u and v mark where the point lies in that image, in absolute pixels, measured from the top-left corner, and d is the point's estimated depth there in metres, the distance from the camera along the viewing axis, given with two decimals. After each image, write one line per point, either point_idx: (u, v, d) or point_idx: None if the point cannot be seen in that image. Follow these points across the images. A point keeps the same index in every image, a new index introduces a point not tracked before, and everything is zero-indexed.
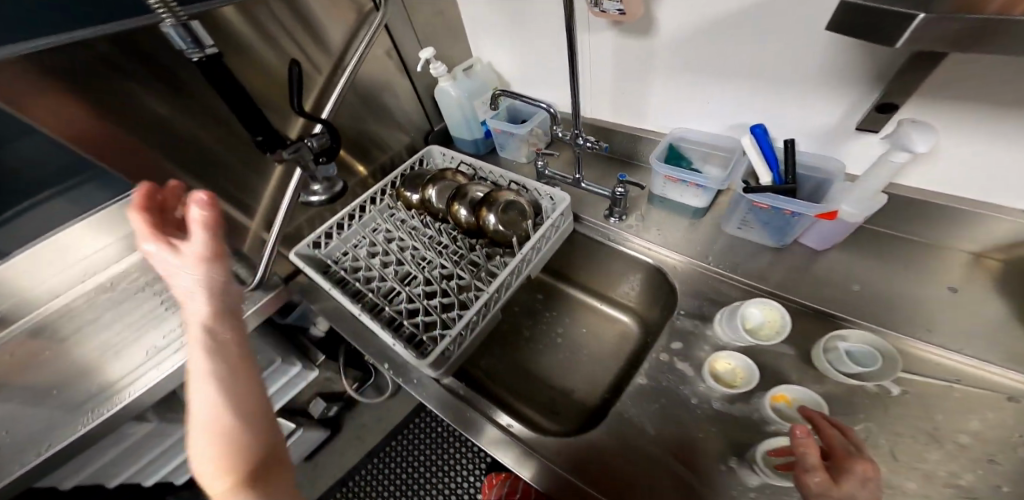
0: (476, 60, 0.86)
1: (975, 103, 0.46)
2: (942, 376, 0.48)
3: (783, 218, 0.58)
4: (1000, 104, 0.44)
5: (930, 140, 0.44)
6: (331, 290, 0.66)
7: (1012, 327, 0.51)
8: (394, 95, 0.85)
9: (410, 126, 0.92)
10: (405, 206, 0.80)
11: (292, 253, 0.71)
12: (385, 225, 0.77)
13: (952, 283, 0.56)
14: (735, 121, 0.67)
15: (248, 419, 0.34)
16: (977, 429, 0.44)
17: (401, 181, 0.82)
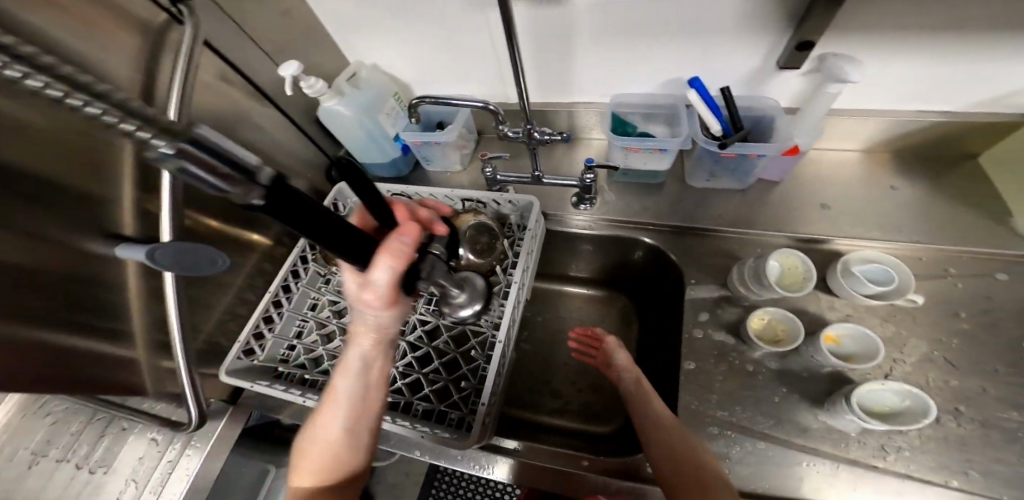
0: (358, 65, 0.66)
1: (901, 30, 0.50)
2: (935, 272, 0.60)
3: (746, 161, 0.60)
4: (922, 28, 0.49)
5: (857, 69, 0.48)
6: (305, 403, 0.53)
7: (933, 208, 0.63)
8: (265, 135, 0.63)
9: (299, 164, 0.70)
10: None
11: (224, 376, 0.55)
12: (327, 297, 0.63)
13: (886, 183, 0.66)
14: (667, 76, 0.60)
15: (353, 457, 0.41)
16: (964, 305, 0.58)
17: None
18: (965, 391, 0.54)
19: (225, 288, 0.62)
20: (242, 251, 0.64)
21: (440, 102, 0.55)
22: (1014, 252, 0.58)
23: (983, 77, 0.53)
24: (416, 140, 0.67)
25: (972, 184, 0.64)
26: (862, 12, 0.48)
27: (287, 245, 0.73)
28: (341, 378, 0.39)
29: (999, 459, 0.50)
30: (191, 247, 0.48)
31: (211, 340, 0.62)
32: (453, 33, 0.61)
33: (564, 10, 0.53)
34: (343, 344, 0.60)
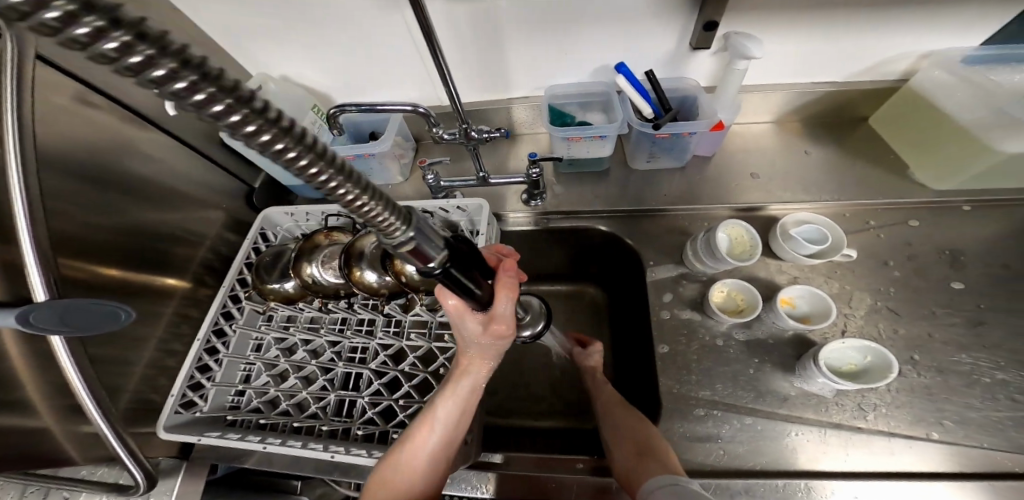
0: (264, 77, 0.64)
1: (794, 8, 0.54)
2: (861, 224, 0.65)
3: (680, 140, 0.64)
4: (811, 5, 0.54)
5: (758, 46, 0.52)
6: (267, 449, 0.46)
7: (847, 166, 0.69)
8: (161, 165, 0.56)
9: (218, 193, 0.65)
10: (282, 299, 0.55)
11: (161, 433, 0.46)
12: (270, 337, 0.55)
13: (805, 147, 0.72)
14: (596, 65, 0.64)
15: (431, 480, 0.43)
16: (885, 252, 0.63)
17: (255, 271, 0.55)
18: (915, 338, 0.58)
19: (145, 340, 0.54)
20: (150, 299, 0.55)
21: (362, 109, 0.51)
22: (911, 199, 0.65)
23: (864, 48, 0.60)
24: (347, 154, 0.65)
25: (879, 149, 0.70)
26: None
27: (212, 284, 0.64)
28: (442, 400, 0.44)
29: (964, 405, 0.53)
30: (80, 301, 0.40)
31: (139, 394, 0.53)
32: (373, 37, 0.60)
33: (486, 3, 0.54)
34: (300, 380, 0.53)
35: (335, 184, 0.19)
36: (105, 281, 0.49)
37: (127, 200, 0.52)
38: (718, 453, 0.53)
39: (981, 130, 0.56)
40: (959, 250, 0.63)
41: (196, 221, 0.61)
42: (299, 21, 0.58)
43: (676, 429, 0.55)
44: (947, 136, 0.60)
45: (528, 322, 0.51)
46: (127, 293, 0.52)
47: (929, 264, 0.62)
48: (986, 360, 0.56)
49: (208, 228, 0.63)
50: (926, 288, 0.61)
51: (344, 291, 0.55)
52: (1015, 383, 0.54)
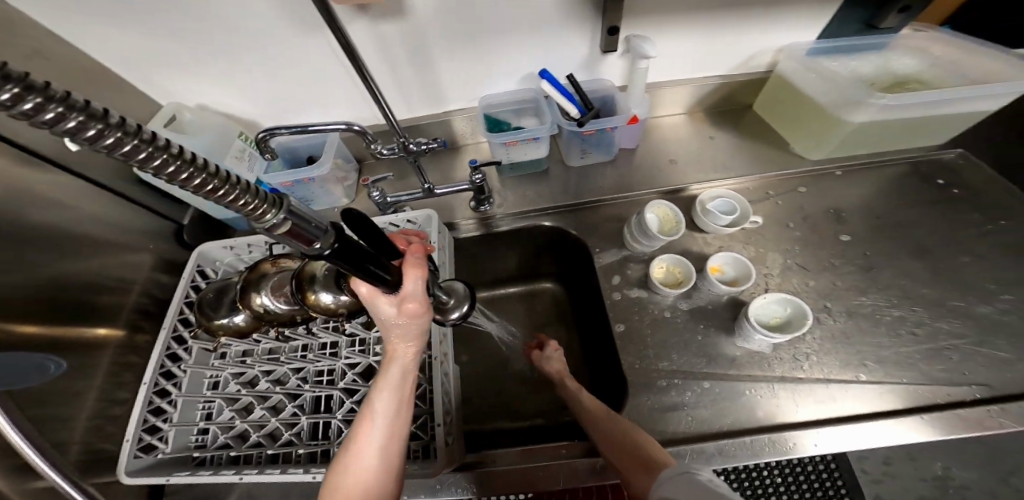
0: (178, 108, 0.63)
1: (674, 16, 0.66)
2: (762, 195, 0.76)
3: (605, 135, 0.71)
4: (686, 13, 0.66)
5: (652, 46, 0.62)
6: (244, 479, 0.44)
7: (742, 145, 0.81)
8: (80, 209, 0.52)
9: (154, 233, 0.61)
10: (234, 334, 0.52)
11: (126, 478, 0.44)
12: (227, 372, 0.53)
13: (707, 134, 0.83)
14: (521, 75, 0.71)
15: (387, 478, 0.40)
16: (783, 214, 0.74)
17: (197, 309, 0.52)
18: (823, 287, 0.67)
19: (79, 396, 0.49)
20: (79, 354, 0.49)
21: (296, 131, 0.53)
22: (795, 169, 0.78)
23: (735, 44, 0.73)
24: (284, 181, 0.65)
25: (765, 131, 0.83)
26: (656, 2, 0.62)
27: (151, 330, 0.59)
28: (376, 392, 0.40)
29: (875, 343, 0.62)
30: (7, 357, 0.41)
31: (88, 446, 0.48)
32: (305, 61, 0.63)
33: (409, 23, 0.60)
34: (269, 410, 0.51)
35: (195, 177, 0.20)
36: (23, 339, 0.44)
37: (48, 245, 0.48)
38: (686, 420, 0.57)
39: (829, 104, 0.69)
40: (840, 208, 0.75)
41: (124, 266, 0.56)
42: (230, 49, 0.59)
43: (647, 402, 0.58)
44: (810, 113, 0.73)
45: (453, 306, 0.51)
46: (51, 349, 0.46)
47: (818, 218, 0.74)
48: (882, 300, 0.66)
49: (137, 273, 0.58)
50: (820, 238, 0.72)
51: (300, 316, 0.52)
52: (907, 316, 0.65)
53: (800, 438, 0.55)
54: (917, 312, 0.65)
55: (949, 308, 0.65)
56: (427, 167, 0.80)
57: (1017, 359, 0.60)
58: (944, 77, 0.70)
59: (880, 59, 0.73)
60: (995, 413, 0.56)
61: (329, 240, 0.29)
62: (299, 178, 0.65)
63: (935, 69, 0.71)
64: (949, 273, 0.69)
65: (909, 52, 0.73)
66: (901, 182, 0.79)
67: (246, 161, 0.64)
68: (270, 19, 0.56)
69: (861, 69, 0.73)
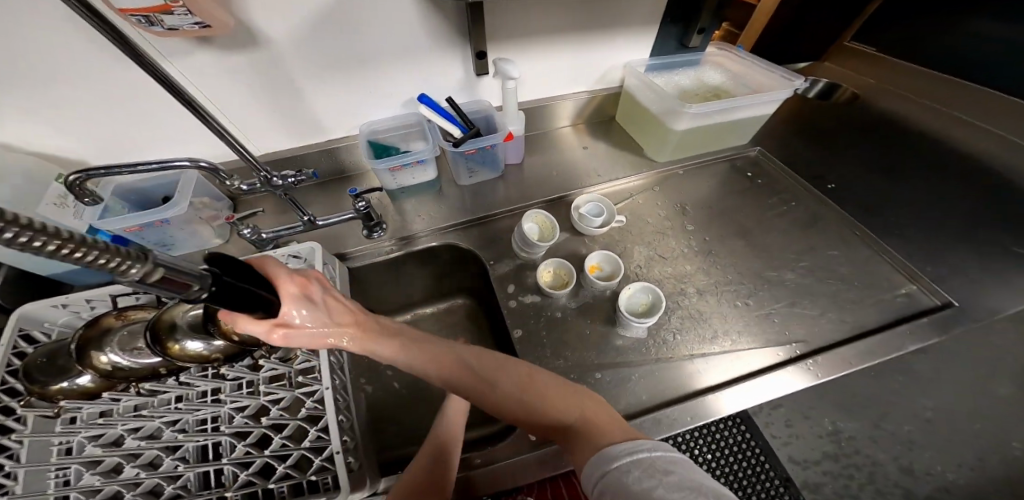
0: None
1: (531, 41, 0.73)
2: (627, 196, 0.89)
3: (488, 153, 0.76)
4: (539, 39, 0.74)
5: (513, 67, 0.66)
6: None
7: (610, 153, 0.93)
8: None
9: None
10: (79, 395, 0.46)
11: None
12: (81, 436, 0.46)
13: (581, 144, 0.94)
14: (401, 99, 0.71)
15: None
16: (645, 212, 0.87)
17: (27, 375, 0.44)
18: (677, 271, 0.81)
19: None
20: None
21: (127, 172, 0.47)
22: (649, 171, 0.92)
23: (588, 64, 0.84)
24: (128, 227, 0.57)
25: (627, 140, 0.96)
26: (509, 24, 0.68)
27: None
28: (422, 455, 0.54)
29: (722, 318, 0.77)
30: None
31: None
32: (135, 88, 0.59)
33: (263, 52, 0.57)
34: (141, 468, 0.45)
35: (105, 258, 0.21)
36: None
37: None
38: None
39: (660, 115, 0.84)
40: (685, 204, 0.91)
41: None
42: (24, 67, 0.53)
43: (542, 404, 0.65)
44: (650, 125, 0.88)
45: None
46: None
47: (671, 213, 0.89)
48: (722, 279, 0.82)
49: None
50: (672, 229, 0.86)
51: (164, 369, 0.47)
52: (739, 291, 0.81)
53: (683, 416, 0.64)
54: (746, 285, 0.82)
55: (765, 278, 0.84)
56: (308, 195, 0.75)
57: (817, 313, 0.79)
58: (737, 88, 0.90)
59: (695, 72, 0.92)
60: (811, 367, 0.71)
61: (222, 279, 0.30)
62: (148, 221, 0.58)
63: (731, 83, 0.91)
64: (765, 251, 0.88)
65: (714, 66, 0.93)
66: (727, 179, 0.98)
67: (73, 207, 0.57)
68: (70, 32, 0.51)
69: (683, 82, 0.91)
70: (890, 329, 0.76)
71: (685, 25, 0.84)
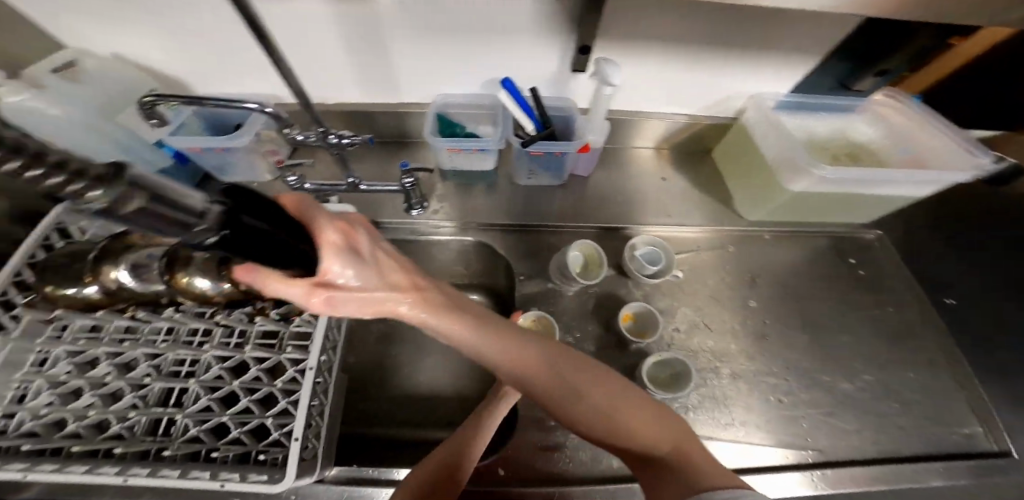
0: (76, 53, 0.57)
1: (645, 47, 0.62)
2: (691, 248, 0.78)
3: (557, 158, 0.68)
4: (658, 47, 0.62)
5: (616, 72, 0.55)
6: (27, 478, 0.42)
7: (692, 192, 0.81)
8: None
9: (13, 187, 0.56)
10: (84, 306, 0.47)
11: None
12: (63, 349, 0.49)
13: (663, 174, 0.83)
14: (483, 76, 0.64)
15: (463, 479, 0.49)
16: (706, 270, 0.77)
17: (38, 275, 0.45)
18: (715, 346, 0.72)
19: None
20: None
21: (194, 102, 0.45)
22: (730, 226, 0.80)
23: (706, 84, 0.70)
24: (193, 146, 0.59)
25: (719, 182, 0.83)
26: (627, 17, 0.56)
27: None
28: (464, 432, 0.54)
29: (746, 405, 0.68)
30: None
31: None
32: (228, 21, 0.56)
33: (358, 6, 0.52)
34: (100, 399, 0.48)
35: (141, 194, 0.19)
36: None
37: None
38: (558, 460, 0.63)
39: (772, 161, 0.69)
40: (757, 275, 0.79)
41: None
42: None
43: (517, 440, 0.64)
44: (758, 172, 0.73)
45: None
46: None
47: (733, 279, 0.78)
48: (763, 368, 0.72)
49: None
50: (727, 299, 0.76)
51: (169, 299, 0.48)
52: (779, 385, 0.70)
53: None
54: (787, 378, 0.71)
55: (816, 382, 0.71)
56: (366, 151, 0.73)
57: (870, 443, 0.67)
58: (890, 151, 0.72)
59: (841, 122, 0.74)
60: (815, 477, 0.62)
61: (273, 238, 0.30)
62: (212, 146, 0.60)
63: (884, 142, 0.73)
64: (828, 352, 0.75)
65: (870, 119, 0.73)
66: (820, 259, 0.83)
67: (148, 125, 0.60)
68: None
69: (818, 130, 0.74)
70: (928, 470, 0.64)
71: (853, 66, 0.65)
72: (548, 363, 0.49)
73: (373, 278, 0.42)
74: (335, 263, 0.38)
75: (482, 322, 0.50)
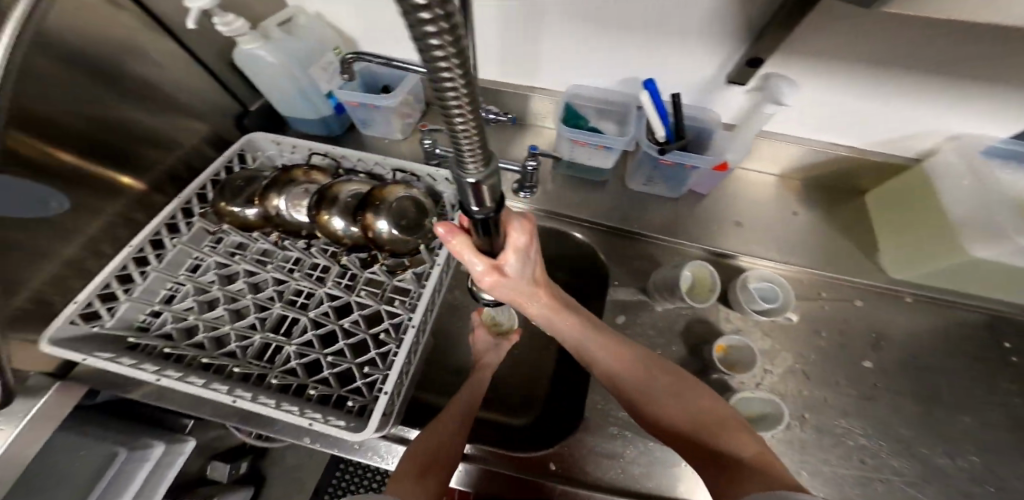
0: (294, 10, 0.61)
1: (829, 59, 0.54)
2: (814, 292, 0.68)
3: (682, 171, 0.62)
4: (844, 60, 0.53)
5: (790, 94, 0.49)
6: (162, 382, 0.45)
7: (826, 231, 0.72)
8: (154, 69, 0.57)
9: (205, 111, 0.66)
10: (241, 224, 0.56)
11: (43, 345, 0.44)
12: (213, 259, 0.56)
13: (797, 207, 0.74)
14: (623, 75, 0.61)
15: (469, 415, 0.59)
16: (826, 318, 0.67)
17: (216, 192, 0.55)
18: (814, 399, 0.62)
19: (94, 213, 0.55)
20: (98, 194, 0.55)
21: (377, 61, 0.47)
22: (869, 281, 0.68)
23: (887, 116, 0.60)
24: (354, 101, 0.63)
25: (864, 226, 0.72)
26: (814, 29, 0.50)
27: (168, 193, 0.65)
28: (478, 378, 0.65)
29: (822, 460, 0.58)
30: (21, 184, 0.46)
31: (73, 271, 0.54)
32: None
33: None
34: (228, 314, 0.54)
35: (468, 128, 0.19)
36: (67, 176, 0.51)
37: (106, 97, 0.52)
38: (613, 471, 0.59)
39: (955, 215, 0.56)
40: (884, 335, 0.67)
41: (177, 130, 0.63)
42: None
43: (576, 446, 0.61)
44: (927, 229, 0.61)
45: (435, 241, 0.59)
46: (83, 187, 0.53)
47: (859, 334, 0.67)
48: (858, 427, 0.61)
49: (186, 137, 0.65)
50: (843, 355, 0.65)
51: (307, 231, 0.57)
52: (868, 446, 0.59)
53: None
54: (882, 446, 0.60)
55: (926, 462, 0.59)
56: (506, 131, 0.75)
57: None
58: None
59: None
60: None
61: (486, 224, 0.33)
62: (367, 101, 0.63)
63: None
64: (957, 433, 0.60)
65: None
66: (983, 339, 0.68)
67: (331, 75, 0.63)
68: None
69: None
70: None
71: None
72: (643, 365, 0.54)
73: (530, 274, 0.51)
74: (511, 255, 0.45)
75: (592, 326, 0.59)
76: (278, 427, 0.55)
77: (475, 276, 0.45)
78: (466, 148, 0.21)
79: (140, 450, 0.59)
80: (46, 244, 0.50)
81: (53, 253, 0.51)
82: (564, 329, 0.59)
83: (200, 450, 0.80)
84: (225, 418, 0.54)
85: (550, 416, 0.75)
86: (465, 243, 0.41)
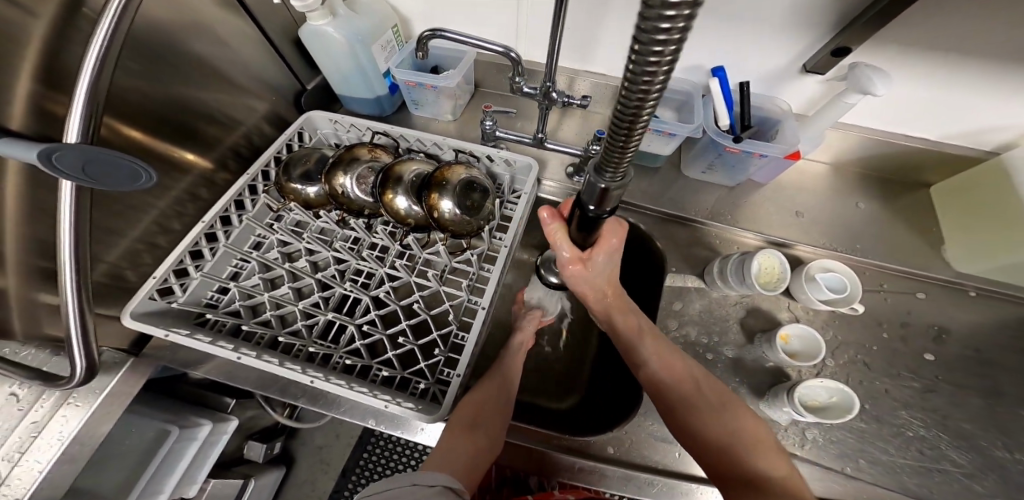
0: None
1: (913, 46, 0.53)
2: (875, 282, 0.66)
3: (750, 160, 0.61)
4: (928, 49, 0.52)
5: (885, 83, 0.48)
6: (241, 360, 0.48)
7: (885, 220, 0.70)
8: (222, 48, 0.58)
9: (265, 91, 0.67)
10: (305, 203, 0.58)
11: (127, 319, 0.47)
12: (276, 238, 0.58)
13: (857, 199, 0.72)
14: (689, 62, 0.61)
15: (505, 388, 0.58)
16: (892, 308, 0.65)
17: (279, 171, 0.56)
18: (877, 391, 0.60)
19: (165, 189, 0.57)
20: (170, 171, 0.57)
21: (458, 39, 0.47)
22: (935, 274, 0.66)
23: (962, 107, 0.59)
24: (410, 81, 0.63)
25: (925, 220, 0.70)
26: (912, 20, 0.50)
27: (227, 170, 0.66)
28: (515, 355, 0.64)
29: (888, 454, 0.56)
30: (103, 151, 0.38)
31: (141, 243, 0.55)
32: None
33: None
34: (292, 292, 0.55)
35: (645, 117, 0.23)
36: (142, 147, 0.52)
37: (181, 74, 0.54)
38: (671, 455, 0.57)
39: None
40: (947, 329, 0.63)
41: (241, 108, 0.64)
42: None
43: (639, 436, 0.58)
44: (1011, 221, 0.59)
45: (492, 221, 0.58)
46: (156, 161, 0.54)
47: (929, 327, 0.63)
48: (917, 419, 0.58)
49: (246, 115, 0.66)
50: (909, 347, 0.62)
51: (369, 210, 0.58)
52: (927, 438, 0.57)
53: None
54: (942, 439, 0.57)
55: (991, 460, 0.56)
56: (561, 115, 0.75)
57: None
58: None
59: None
60: None
61: (601, 212, 0.36)
62: (424, 82, 0.63)
63: None
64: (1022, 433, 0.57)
65: None
66: None
67: (389, 52, 0.64)
68: None
69: None
70: None
71: None
72: (691, 372, 0.53)
73: (607, 274, 0.56)
74: (599, 254, 0.52)
75: (648, 332, 0.56)
76: (340, 409, 0.55)
77: (561, 264, 0.53)
78: (628, 138, 0.25)
79: (189, 428, 0.62)
80: (121, 217, 0.52)
81: (126, 227, 0.53)
82: (620, 330, 0.57)
83: (241, 429, 0.81)
84: (295, 398, 0.55)
85: (593, 399, 0.74)
86: (561, 232, 0.50)
